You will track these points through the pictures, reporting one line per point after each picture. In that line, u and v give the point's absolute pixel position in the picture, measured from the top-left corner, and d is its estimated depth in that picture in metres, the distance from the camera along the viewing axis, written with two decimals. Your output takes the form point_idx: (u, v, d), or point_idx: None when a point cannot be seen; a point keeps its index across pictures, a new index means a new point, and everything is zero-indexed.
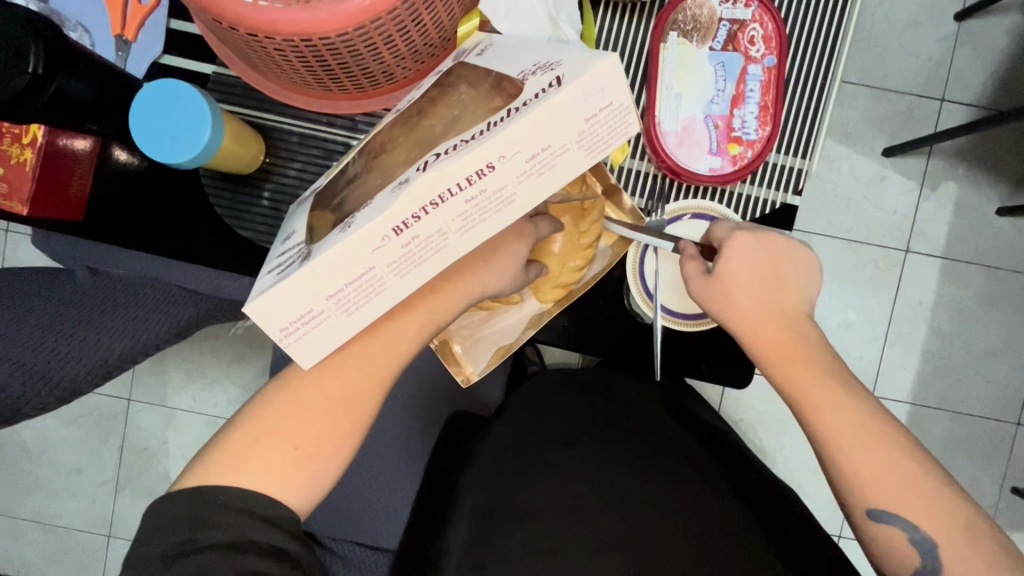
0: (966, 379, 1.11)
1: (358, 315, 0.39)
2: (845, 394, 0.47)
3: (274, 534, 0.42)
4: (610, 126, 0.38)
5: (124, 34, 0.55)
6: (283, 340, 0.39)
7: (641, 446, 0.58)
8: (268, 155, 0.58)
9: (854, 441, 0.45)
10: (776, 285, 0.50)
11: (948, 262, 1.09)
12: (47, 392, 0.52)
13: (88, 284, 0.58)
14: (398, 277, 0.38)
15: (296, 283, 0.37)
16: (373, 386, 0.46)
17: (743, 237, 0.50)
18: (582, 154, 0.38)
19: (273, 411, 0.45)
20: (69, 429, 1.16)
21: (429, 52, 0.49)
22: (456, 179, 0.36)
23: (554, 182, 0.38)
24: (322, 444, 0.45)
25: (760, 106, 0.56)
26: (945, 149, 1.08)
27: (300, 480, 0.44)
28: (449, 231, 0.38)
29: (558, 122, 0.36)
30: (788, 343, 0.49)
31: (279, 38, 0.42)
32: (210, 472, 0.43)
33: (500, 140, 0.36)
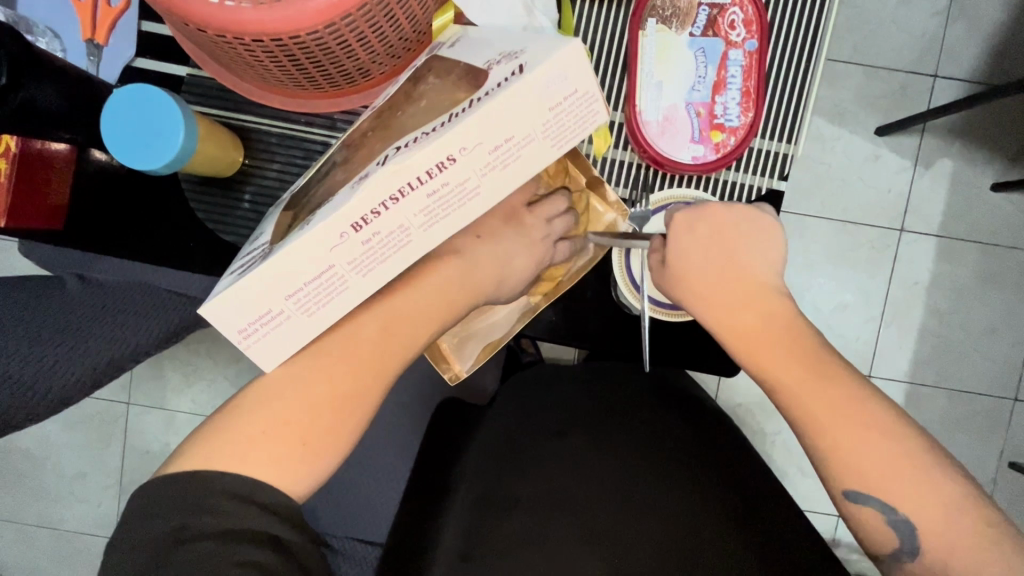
0: (963, 357, 1.11)
1: (322, 312, 0.40)
2: (805, 360, 0.46)
3: (276, 523, 0.40)
4: (574, 114, 0.38)
5: (95, 38, 0.55)
6: (243, 342, 0.40)
7: (632, 435, 0.58)
8: (247, 156, 0.58)
9: (826, 412, 0.44)
10: (733, 255, 0.50)
11: (943, 241, 1.09)
12: (38, 402, 0.50)
13: (77, 291, 0.55)
14: (360, 274, 0.39)
15: (254, 279, 0.37)
16: (378, 377, 0.46)
17: (681, 218, 0.51)
18: (547, 144, 0.38)
19: (283, 403, 0.43)
20: (71, 434, 1.16)
21: (403, 47, 0.48)
22: (417, 173, 0.36)
23: (517, 173, 0.39)
24: (331, 432, 0.44)
25: (742, 91, 0.56)
26: (938, 126, 1.07)
27: (306, 472, 0.43)
28: (411, 226, 0.38)
29: (522, 112, 0.36)
30: (761, 321, 0.48)
31: (248, 38, 0.41)
32: (216, 460, 0.41)
33: (460, 132, 0.35)
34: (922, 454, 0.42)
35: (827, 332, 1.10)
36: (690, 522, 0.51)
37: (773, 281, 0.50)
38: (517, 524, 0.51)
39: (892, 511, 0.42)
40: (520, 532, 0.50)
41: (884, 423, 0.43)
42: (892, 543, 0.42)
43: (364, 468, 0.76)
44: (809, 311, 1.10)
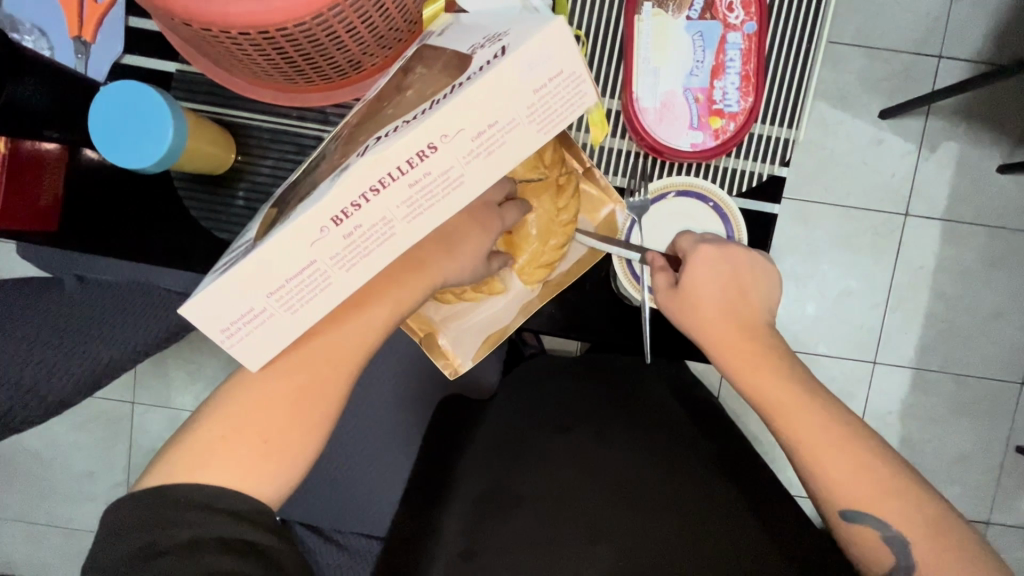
0: (970, 341, 1.09)
1: (306, 310, 0.38)
2: (812, 398, 0.47)
3: (246, 528, 0.41)
4: (562, 94, 0.37)
5: (83, 35, 0.54)
6: (226, 342, 0.39)
7: (635, 431, 0.57)
8: (240, 153, 0.57)
9: (819, 438, 0.45)
10: (738, 288, 0.50)
11: (949, 224, 1.07)
12: (41, 405, 0.53)
13: (75, 290, 0.58)
14: (343, 269, 0.38)
15: (237, 275, 0.36)
16: (340, 372, 0.46)
17: (707, 251, 0.51)
18: (533, 128, 0.37)
19: (242, 405, 0.44)
20: (77, 434, 1.17)
21: (395, 37, 0.48)
22: (396, 164, 0.35)
23: (503, 160, 0.37)
24: (295, 431, 0.45)
25: (742, 75, 0.54)
26: (944, 108, 1.05)
27: (270, 475, 0.44)
28: (394, 218, 0.37)
29: (503, 96, 0.35)
30: (755, 351, 0.49)
31: (234, 31, 0.40)
32: (174, 471, 0.42)
33: (439, 119, 0.35)
34: (914, 481, 0.45)
35: (831, 320, 1.09)
36: (692, 514, 0.49)
37: (764, 314, 0.51)
38: (519, 525, 0.49)
39: (887, 527, 0.43)
40: (524, 531, 0.48)
41: (874, 456, 0.45)
42: (890, 564, 0.43)
43: (367, 464, 0.77)
44: (813, 298, 1.09)
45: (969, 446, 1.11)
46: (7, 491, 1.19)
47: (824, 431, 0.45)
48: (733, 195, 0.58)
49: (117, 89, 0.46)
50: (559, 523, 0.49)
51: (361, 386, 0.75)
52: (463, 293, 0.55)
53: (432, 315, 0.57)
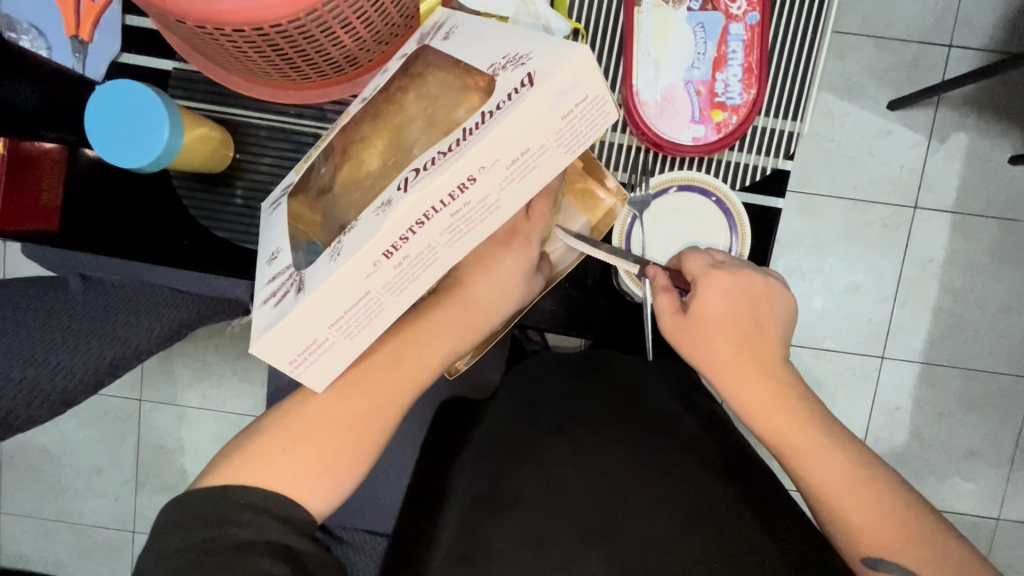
0: (980, 336, 1.08)
1: (362, 336, 0.39)
2: (819, 430, 0.47)
3: (289, 534, 0.41)
4: (585, 119, 0.37)
5: (80, 34, 0.54)
6: (293, 370, 0.39)
7: (635, 428, 0.56)
8: (239, 150, 0.56)
9: (848, 490, 0.45)
10: (753, 309, 0.50)
11: (959, 217, 1.06)
12: (38, 404, 0.52)
13: (79, 291, 0.59)
14: (395, 296, 0.38)
15: (296, 316, 0.36)
16: (398, 398, 0.47)
17: (721, 275, 0.50)
18: (561, 150, 0.37)
19: (302, 420, 0.45)
20: (85, 431, 1.18)
21: (392, 33, 0.47)
22: (439, 197, 0.35)
23: (535, 183, 0.38)
24: (349, 452, 0.45)
25: (744, 67, 0.53)
26: (953, 98, 1.04)
27: (323, 488, 0.44)
28: (438, 245, 0.37)
29: (535, 123, 0.35)
30: (779, 392, 0.48)
31: (229, 29, 0.40)
32: (235, 471, 0.43)
33: (478, 153, 0.34)
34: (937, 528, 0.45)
35: (839, 314, 1.08)
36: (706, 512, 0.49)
37: (778, 336, 0.51)
38: (516, 524, 0.49)
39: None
40: (524, 531, 0.48)
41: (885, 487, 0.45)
42: None
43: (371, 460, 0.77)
44: (819, 293, 1.08)
45: (979, 442, 1.10)
46: (18, 487, 1.21)
47: (834, 463, 0.46)
48: (737, 189, 0.57)
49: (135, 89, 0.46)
50: (562, 525, 0.48)
51: None
52: None
53: None
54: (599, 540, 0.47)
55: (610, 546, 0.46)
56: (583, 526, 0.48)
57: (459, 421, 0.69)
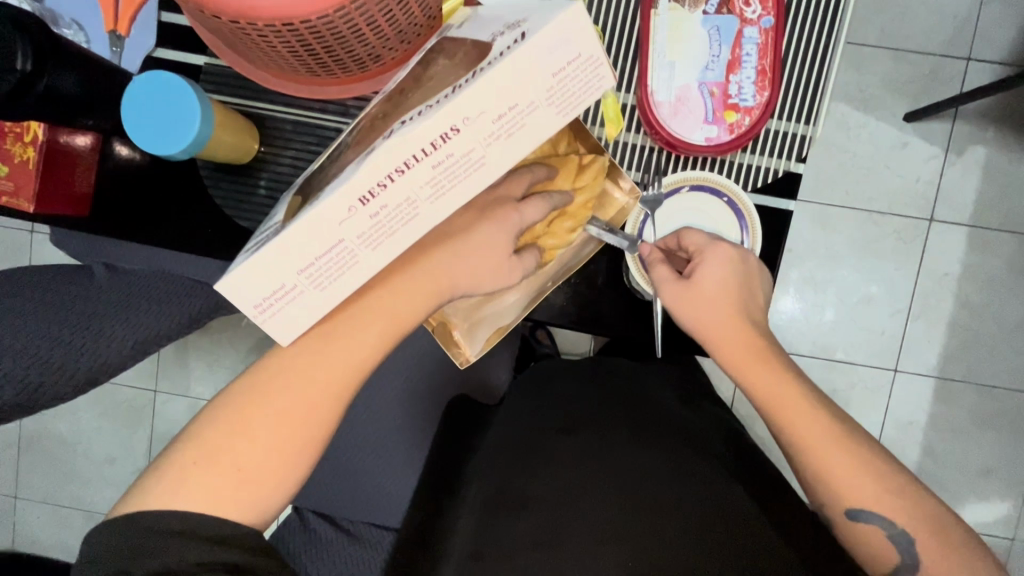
0: (996, 352, 1.07)
1: (332, 288, 0.40)
2: (818, 406, 0.50)
3: (222, 552, 0.40)
4: (579, 78, 0.38)
5: (117, 29, 0.53)
6: (257, 316, 0.40)
7: (643, 434, 0.56)
8: (263, 143, 0.58)
9: (840, 460, 0.48)
10: (742, 290, 0.52)
11: (976, 231, 1.05)
12: (64, 382, 0.56)
13: (103, 278, 0.64)
14: (368, 249, 0.39)
15: (269, 252, 0.38)
16: (334, 394, 0.46)
17: (724, 249, 0.53)
18: (553, 111, 0.38)
19: (213, 431, 0.44)
20: (101, 420, 1.21)
21: (414, 32, 0.49)
22: (420, 145, 0.37)
23: (523, 142, 0.39)
24: (276, 458, 0.44)
25: (758, 70, 0.54)
26: (971, 111, 1.03)
27: (250, 501, 0.43)
28: (418, 199, 0.38)
29: (524, 79, 0.37)
30: (760, 366, 0.51)
31: (261, 24, 0.41)
32: (151, 498, 0.42)
33: (461, 101, 0.36)
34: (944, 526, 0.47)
35: (850, 325, 1.07)
36: (711, 521, 0.48)
37: (758, 319, 0.53)
38: (509, 533, 0.50)
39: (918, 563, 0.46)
40: (530, 534, 0.49)
41: (896, 487, 0.47)
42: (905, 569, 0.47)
43: (379, 453, 0.78)
44: (832, 303, 1.07)
45: (994, 460, 1.08)
46: (35, 473, 1.23)
47: (831, 440, 0.48)
48: (748, 190, 0.58)
49: (139, 86, 0.48)
50: (571, 528, 0.49)
51: (376, 377, 0.77)
52: None
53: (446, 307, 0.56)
54: (611, 540, 0.47)
55: (621, 544, 0.46)
56: (593, 527, 0.48)
57: (467, 422, 0.69)
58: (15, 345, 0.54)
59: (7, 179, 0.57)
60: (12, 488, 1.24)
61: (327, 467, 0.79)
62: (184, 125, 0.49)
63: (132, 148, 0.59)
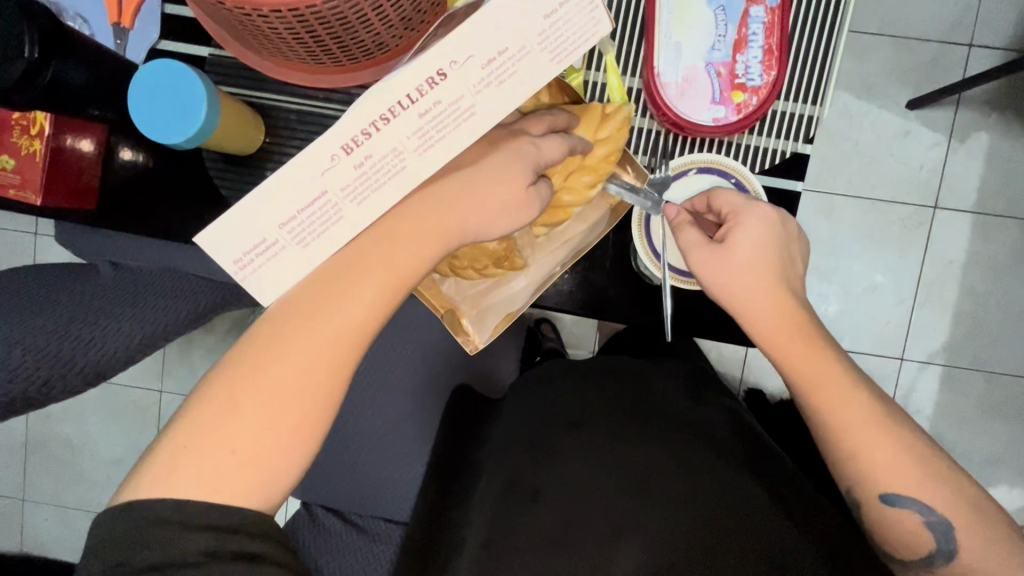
0: (1003, 339, 1.06)
1: (316, 244, 0.41)
2: (843, 369, 0.50)
3: (229, 540, 0.39)
4: (568, 23, 0.40)
5: (121, 22, 0.54)
6: (239, 273, 0.40)
7: (653, 425, 0.56)
8: (269, 135, 0.58)
9: (860, 428, 0.48)
10: (778, 257, 0.51)
11: (981, 218, 1.05)
12: (72, 374, 0.56)
13: (110, 275, 0.64)
14: (353, 202, 0.41)
15: (253, 202, 0.39)
16: (343, 357, 0.43)
17: (763, 210, 0.51)
18: (546, 57, 0.41)
19: (204, 409, 0.40)
20: (107, 422, 1.21)
21: (419, 19, 0.49)
22: (405, 92, 0.39)
23: (512, 90, 0.41)
24: (279, 434, 0.40)
25: (764, 49, 0.54)
26: (975, 97, 1.03)
27: (250, 485, 0.40)
28: (405, 149, 0.40)
29: (511, 26, 0.39)
30: (793, 332, 0.50)
31: (267, 9, 0.41)
32: (144, 485, 0.39)
33: (448, 47, 0.38)
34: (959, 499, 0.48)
35: (857, 314, 1.07)
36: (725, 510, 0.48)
37: (797, 289, 0.52)
38: (523, 527, 0.50)
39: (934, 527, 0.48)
40: (550, 530, 0.49)
41: (916, 460, 0.48)
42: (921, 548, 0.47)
43: (387, 447, 0.78)
44: (837, 292, 1.07)
45: (1003, 448, 1.08)
46: (42, 475, 1.24)
47: (847, 396, 0.49)
48: (756, 172, 0.58)
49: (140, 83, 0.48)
50: (577, 526, 0.49)
51: (383, 371, 0.77)
52: (487, 273, 0.55)
53: (454, 295, 0.57)
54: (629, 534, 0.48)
55: (639, 539, 0.47)
56: (611, 518, 0.49)
57: (473, 410, 0.68)
58: (22, 338, 0.53)
59: (14, 172, 0.56)
60: (19, 490, 1.25)
61: (335, 462, 0.79)
62: (194, 108, 0.48)
63: (134, 153, 0.59)
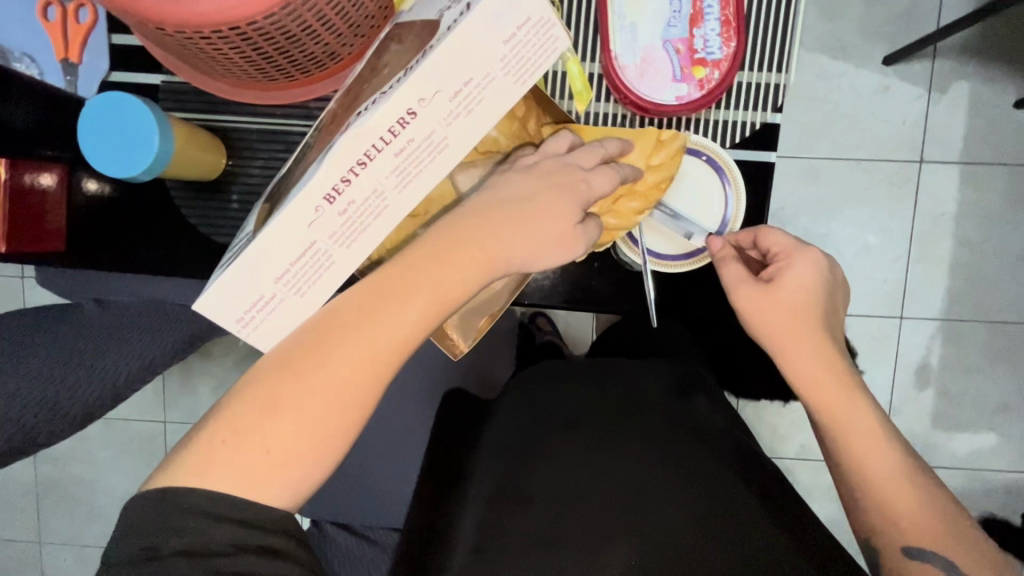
0: (1001, 287, 1.05)
1: (311, 292, 0.44)
2: (868, 402, 0.47)
3: (256, 533, 0.37)
4: (530, 43, 0.41)
5: (69, 56, 0.56)
6: (242, 330, 0.44)
7: (647, 431, 0.55)
8: (231, 157, 0.57)
9: (875, 458, 0.46)
10: (824, 301, 0.50)
11: (968, 167, 1.03)
12: (60, 420, 0.55)
13: (96, 313, 0.64)
14: (343, 246, 0.43)
15: (246, 264, 0.41)
16: (380, 370, 0.41)
17: (813, 252, 0.51)
18: (510, 81, 0.42)
19: (242, 404, 0.38)
20: (115, 457, 1.21)
21: (368, 24, 0.48)
22: (379, 135, 0.40)
23: (481, 117, 0.42)
24: (315, 438, 0.39)
25: (721, 21, 0.53)
26: (951, 47, 1.01)
27: (282, 484, 0.38)
28: (385, 189, 0.42)
29: (473, 55, 0.39)
30: (821, 357, 0.48)
31: (207, 30, 0.40)
32: (179, 472, 0.37)
33: (413, 87, 0.39)
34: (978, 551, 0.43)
35: (852, 276, 1.06)
36: (706, 508, 0.49)
37: (840, 335, 0.51)
38: (530, 525, 0.49)
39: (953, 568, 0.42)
40: (541, 531, 0.49)
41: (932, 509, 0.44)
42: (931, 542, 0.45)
43: (391, 456, 0.78)
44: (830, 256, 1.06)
45: (1010, 395, 1.07)
46: (56, 517, 1.24)
47: (866, 428, 0.46)
48: (727, 147, 0.57)
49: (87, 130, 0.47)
50: (577, 522, 0.49)
51: None
52: None
53: None
54: (618, 537, 0.47)
55: (631, 542, 0.47)
56: (612, 517, 0.49)
57: (462, 414, 0.69)
58: (7, 387, 0.53)
59: None
60: (36, 534, 1.25)
61: (340, 477, 0.79)
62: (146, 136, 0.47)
63: (99, 183, 0.58)
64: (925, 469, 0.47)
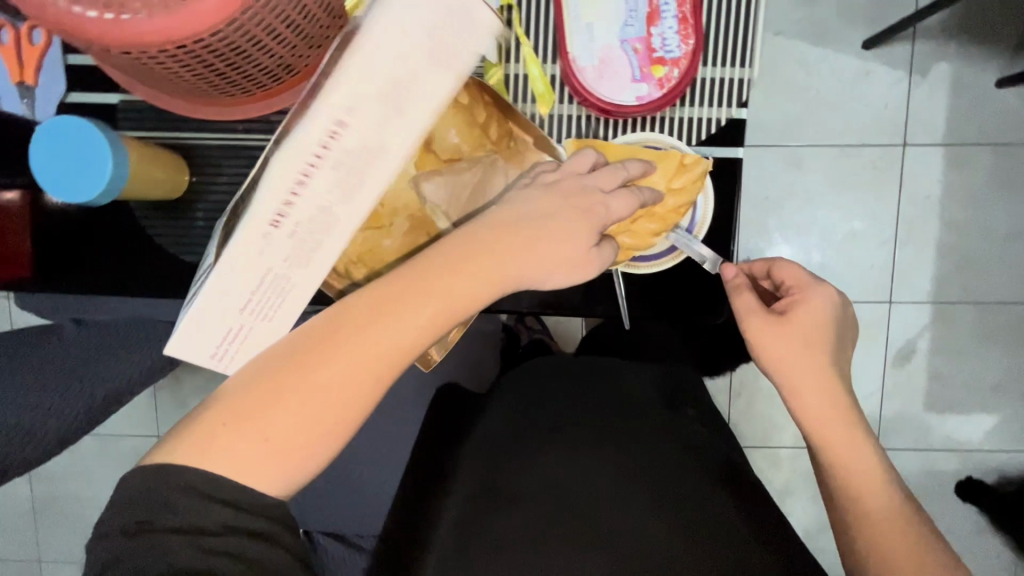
0: (990, 267, 1.05)
1: (278, 315, 0.47)
2: (867, 443, 0.49)
3: (253, 517, 0.36)
4: (440, 39, 0.43)
5: (24, 79, 0.56)
6: (220, 364, 0.47)
7: (631, 440, 0.54)
8: (195, 173, 0.57)
9: (869, 493, 0.47)
10: (832, 340, 0.51)
11: (952, 148, 1.03)
12: (33, 448, 0.54)
13: (77, 336, 0.63)
14: (300, 266, 0.46)
15: (208, 300, 0.45)
16: (383, 377, 0.40)
17: (825, 292, 0.51)
18: (431, 80, 0.44)
19: (246, 391, 0.38)
20: (110, 473, 1.20)
21: (322, 35, 0.47)
22: (311, 152, 0.43)
23: (407, 116, 0.44)
24: (313, 432, 0.38)
25: (679, 18, 0.52)
26: (930, 28, 1.01)
27: (277, 472, 0.37)
28: (330, 203, 0.45)
29: (382, 57, 0.42)
30: (827, 392, 0.49)
31: (152, 50, 0.39)
32: (179, 449, 0.36)
33: (332, 102, 0.42)
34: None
35: (839, 263, 1.06)
36: (683, 512, 0.49)
37: (847, 375, 0.52)
38: (519, 523, 0.50)
39: None
40: (524, 532, 0.49)
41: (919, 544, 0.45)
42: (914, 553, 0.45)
43: None
44: (817, 243, 1.06)
45: (1002, 375, 1.07)
46: (55, 535, 1.24)
47: (864, 465, 0.48)
48: (693, 144, 0.57)
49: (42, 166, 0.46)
50: (564, 523, 0.50)
51: None
52: None
53: None
54: (602, 550, 0.48)
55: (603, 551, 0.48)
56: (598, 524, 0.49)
57: (450, 411, 0.67)
58: None
59: None
60: (35, 553, 1.25)
61: None
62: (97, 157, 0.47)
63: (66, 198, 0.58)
64: (919, 511, 0.47)
